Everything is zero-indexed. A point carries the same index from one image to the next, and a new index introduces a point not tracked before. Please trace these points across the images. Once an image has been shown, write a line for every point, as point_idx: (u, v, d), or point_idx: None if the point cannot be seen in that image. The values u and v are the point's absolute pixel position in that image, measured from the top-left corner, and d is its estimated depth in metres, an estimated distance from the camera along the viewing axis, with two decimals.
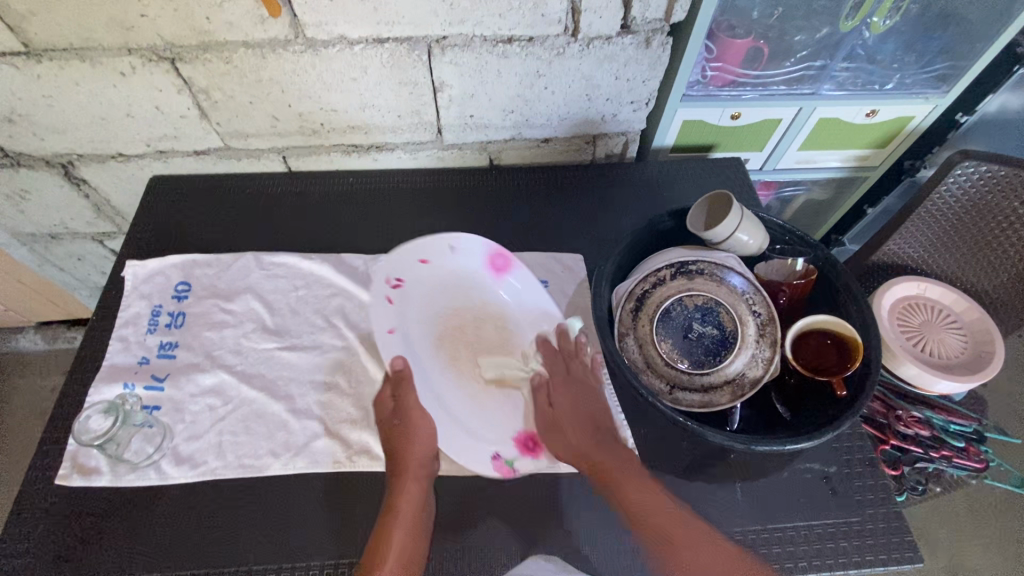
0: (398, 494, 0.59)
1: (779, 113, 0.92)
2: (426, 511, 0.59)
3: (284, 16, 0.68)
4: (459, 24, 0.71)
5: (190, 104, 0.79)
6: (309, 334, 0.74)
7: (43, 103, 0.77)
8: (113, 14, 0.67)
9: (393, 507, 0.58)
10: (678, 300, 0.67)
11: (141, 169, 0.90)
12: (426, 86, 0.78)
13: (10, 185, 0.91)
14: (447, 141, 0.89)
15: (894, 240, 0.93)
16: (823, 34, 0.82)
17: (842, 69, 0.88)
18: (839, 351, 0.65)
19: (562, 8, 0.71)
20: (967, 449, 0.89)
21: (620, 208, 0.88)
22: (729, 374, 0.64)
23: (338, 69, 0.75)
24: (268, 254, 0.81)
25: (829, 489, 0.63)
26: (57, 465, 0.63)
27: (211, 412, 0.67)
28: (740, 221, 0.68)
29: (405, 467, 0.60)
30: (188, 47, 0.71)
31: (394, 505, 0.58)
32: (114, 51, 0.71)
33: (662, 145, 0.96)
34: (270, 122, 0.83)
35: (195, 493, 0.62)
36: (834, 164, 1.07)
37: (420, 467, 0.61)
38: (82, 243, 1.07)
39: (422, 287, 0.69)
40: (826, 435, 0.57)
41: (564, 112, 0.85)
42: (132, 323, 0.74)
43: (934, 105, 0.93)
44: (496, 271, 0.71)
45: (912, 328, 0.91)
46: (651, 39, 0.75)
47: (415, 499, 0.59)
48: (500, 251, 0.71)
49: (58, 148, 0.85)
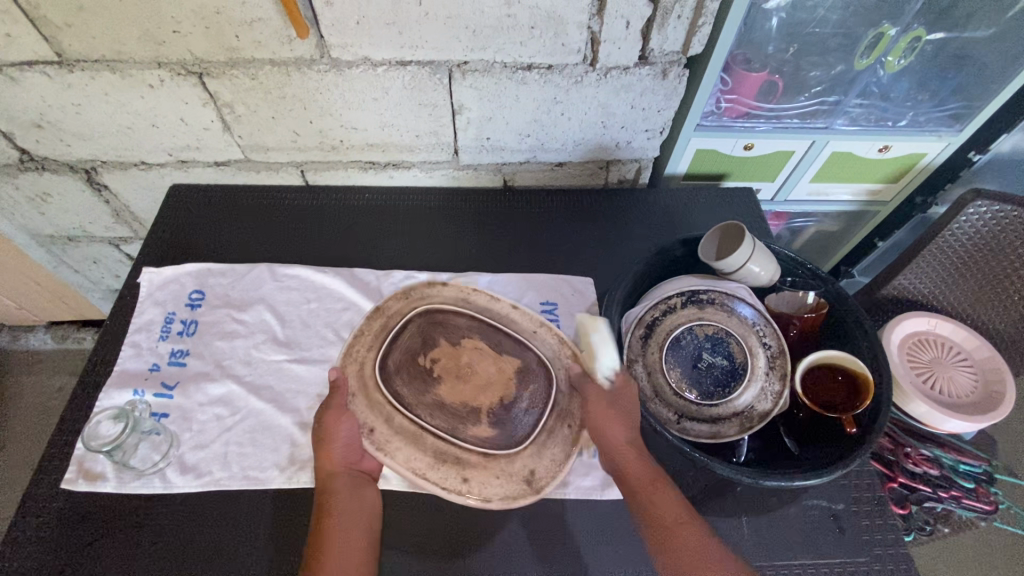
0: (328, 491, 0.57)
1: (791, 146, 0.92)
2: (363, 508, 0.57)
3: (312, 36, 0.70)
4: (480, 50, 0.73)
5: (214, 117, 0.81)
6: (318, 347, 0.74)
7: (72, 111, 0.79)
8: (146, 29, 0.69)
9: (324, 502, 0.57)
10: (689, 329, 0.67)
11: (162, 178, 0.92)
12: (445, 108, 0.80)
13: (33, 188, 0.93)
14: (463, 162, 0.90)
15: (905, 274, 0.93)
16: (838, 71, 0.84)
17: (855, 105, 0.89)
18: (848, 387, 0.65)
19: (582, 38, 0.72)
20: (977, 491, 0.87)
21: (631, 234, 0.88)
22: (737, 406, 0.63)
23: (360, 89, 0.77)
24: (283, 266, 0.82)
25: (837, 527, 0.63)
26: (63, 469, 0.64)
27: (219, 422, 0.67)
28: (752, 252, 0.68)
29: (327, 466, 0.58)
30: (216, 62, 0.73)
31: (329, 501, 0.57)
32: (145, 64, 0.73)
33: (675, 172, 0.96)
34: (291, 137, 0.84)
35: (198, 502, 0.62)
36: (845, 198, 1.08)
37: (334, 464, 0.58)
38: (98, 246, 1.08)
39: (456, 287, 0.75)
40: (836, 472, 0.57)
41: (579, 137, 0.86)
42: (145, 329, 0.75)
43: (948, 143, 0.94)
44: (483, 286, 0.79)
45: (922, 364, 0.90)
46: (668, 70, 0.77)
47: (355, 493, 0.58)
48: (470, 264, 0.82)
49: (83, 154, 0.87)
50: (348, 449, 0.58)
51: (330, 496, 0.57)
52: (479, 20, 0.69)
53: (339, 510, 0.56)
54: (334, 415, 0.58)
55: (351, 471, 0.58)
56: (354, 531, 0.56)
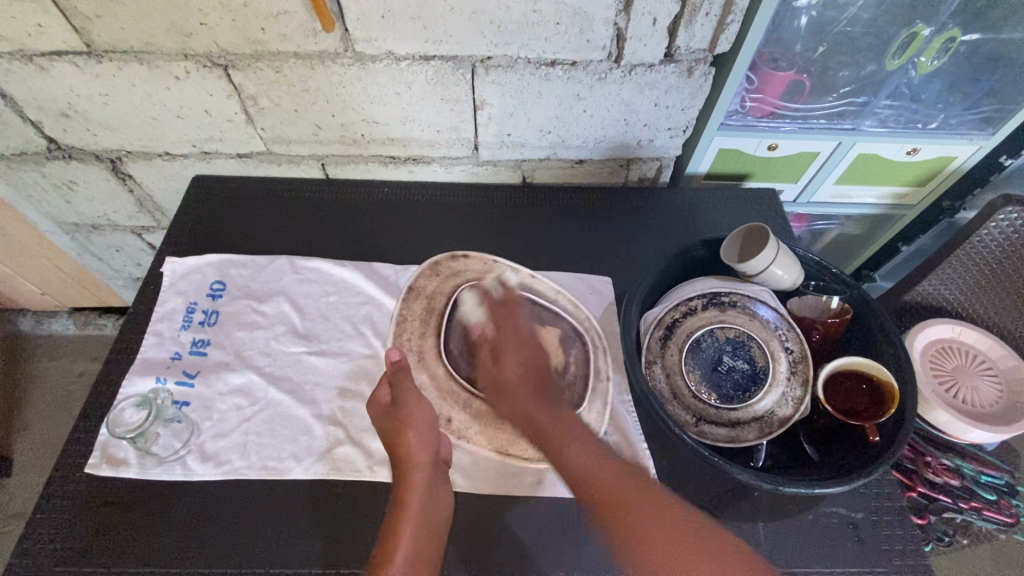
0: (407, 476, 0.60)
1: (817, 147, 0.91)
2: (439, 498, 0.60)
3: (337, 30, 0.70)
4: (504, 46, 0.72)
5: (238, 109, 0.81)
6: (337, 340, 0.75)
7: (99, 101, 0.80)
8: (174, 21, 0.70)
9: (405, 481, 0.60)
10: (709, 331, 0.66)
11: (185, 168, 0.93)
12: (467, 103, 0.79)
13: (59, 176, 0.94)
14: (483, 158, 0.90)
15: (930, 280, 0.91)
16: (868, 71, 0.82)
17: (885, 106, 0.87)
18: (871, 394, 0.63)
19: (608, 35, 0.71)
20: (999, 502, 0.86)
21: (651, 233, 0.87)
22: (757, 411, 0.63)
23: (383, 83, 0.77)
24: (303, 259, 0.82)
25: (856, 536, 0.62)
26: (87, 454, 0.65)
27: (238, 412, 0.68)
28: (776, 255, 0.67)
29: (404, 447, 0.61)
30: (241, 55, 0.74)
31: (409, 484, 0.59)
32: (172, 56, 0.74)
33: (696, 171, 0.94)
34: (312, 130, 0.85)
35: (216, 490, 0.63)
36: (869, 201, 1.06)
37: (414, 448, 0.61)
38: (121, 235, 1.10)
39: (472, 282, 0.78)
40: (857, 481, 0.56)
41: (601, 135, 0.85)
42: (167, 318, 0.76)
43: (979, 146, 0.92)
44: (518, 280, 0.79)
45: (945, 373, 0.88)
46: (694, 68, 0.76)
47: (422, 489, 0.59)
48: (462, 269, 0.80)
49: (108, 144, 0.88)
50: (422, 424, 0.63)
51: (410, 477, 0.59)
52: (504, 14, 0.69)
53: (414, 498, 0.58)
54: (404, 399, 0.65)
55: (433, 455, 0.62)
56: (428, 520, 0.58)
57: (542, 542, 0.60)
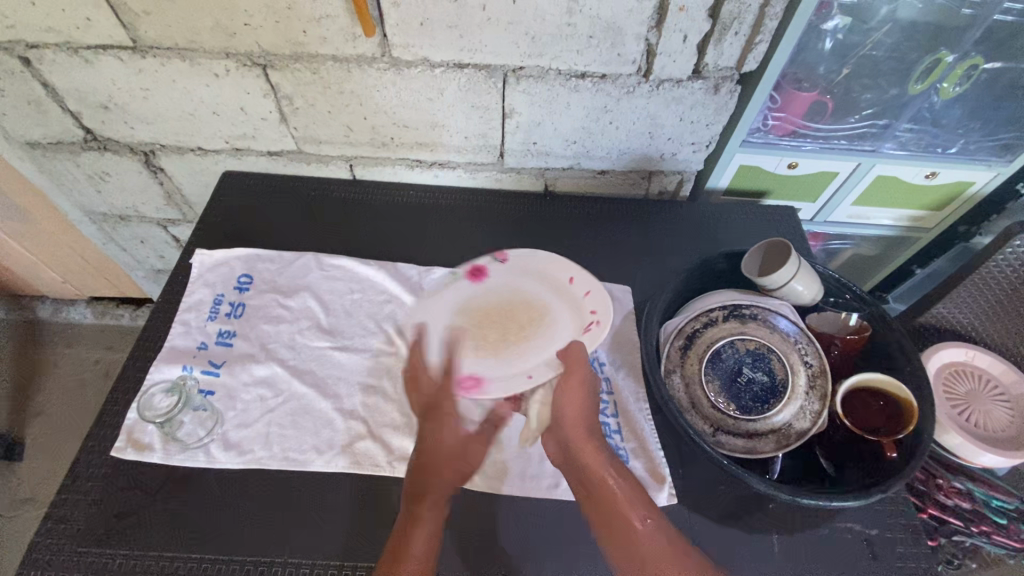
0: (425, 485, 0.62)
1: (837, 167, 0.92)
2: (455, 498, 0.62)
3: (376, 35, 0.73)
4: (537, 57, 0.74)
5: (273, 108, 0.83)
6: (360, 336, 0.76)
7: (140, 95, 0.82)
8: (219, 21, 0.72)
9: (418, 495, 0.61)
10: (730, 343, 0.67)
11: (216, 164, 0.95)
12: (496, 111, 0.81)
13: (92, 167, 0.96)
14: (507, 165, 0.91)
15: (945, 303, 0.92)
16: (890, 94, 0.84)
17: (905, 130, 0.89)
18: (888, 412, 0.64)
19: (639, 49, 0.73)
20: (1009, 528, 0.85)
21: (670, 245, 0.89)
22: (775, 424, 0.63)
23: (417, 89, 0.79)
24: (328, 256, 0.84)
25: (870, 553, 0.62)
26: (114, 437, 0.66)
27: (262, 403, 0.69)
28: (797, 270, 0.68)
29: (431, 460, 0.63)
30: (282, 56, 0.76)
31: (420, 497, 0.61)
32: (213, 54, 0.76)
33: (716, 186, 0.96)
34: (344, 132, 0.87)
35: (239, 478, 0.64)
36: (886, 222, 1.07)
37: (442, 457, 0.63)
38: (147, 227, 1.12)
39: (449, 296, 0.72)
40: (873, 496, 0.57)
41: (624, 146, 0.87)
42: (195, 309, 0.77)
43: (997, 173, 0.93)
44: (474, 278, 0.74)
45: (959, 396, 0.88)
46: (720, 85, 0.77)
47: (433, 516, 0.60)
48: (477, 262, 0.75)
49: (144, 137, 0.90)
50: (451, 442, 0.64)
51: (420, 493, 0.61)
52: (540, 27, 0.71)
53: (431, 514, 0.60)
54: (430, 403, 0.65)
55: (456, 471, 0.63)
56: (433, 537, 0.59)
57: (558, 542, 0.61)
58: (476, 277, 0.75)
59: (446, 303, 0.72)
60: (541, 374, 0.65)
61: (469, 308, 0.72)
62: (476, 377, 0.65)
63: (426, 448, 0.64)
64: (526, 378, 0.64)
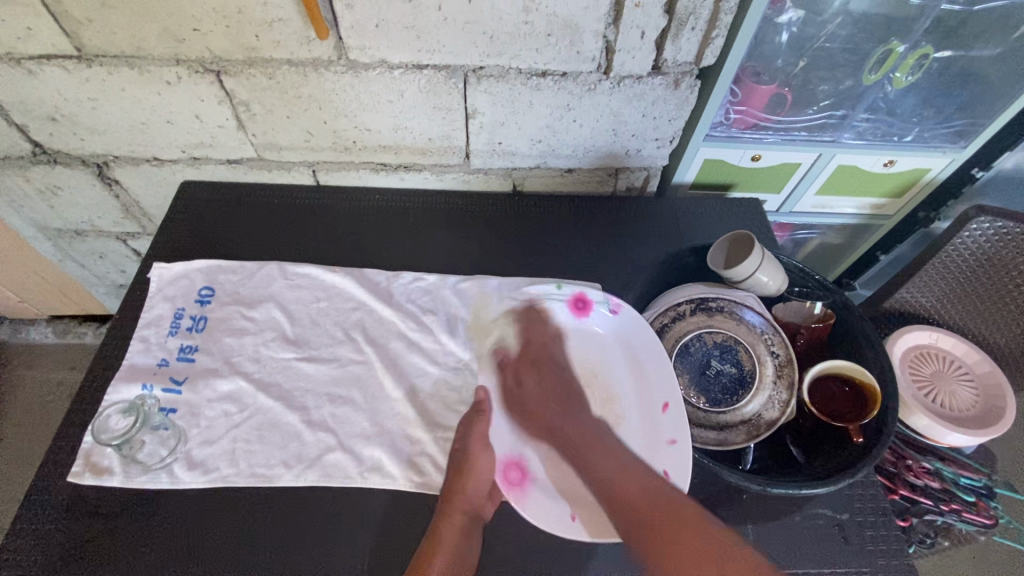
0: (441, 524, 0.58)
1: (798, 158, 0.94)
2: (470, 543, 0.58)
3: (331, 38, 0.71)
4: (496, 56, 0.74)
5: (229, 115, 0.81)
6: (327, 345, 0.74)
7: (88, 105, 0.79)
8: (167, 27, 0.70)
9: (435, 532, 0.58)
10: (698, 336, 0.68)
11: (174, 174, 0.92)
12: (459, 112, 0.80)
13: (43, 181, 0.93)
14: (474, 166, 0.91)
15: (908, 288, 0.94)
16: (846, 86, 0.85)
17: (863, 119, 0.90)
18: (855, 397, 0.65)
19: (598, 47, 0.73)
20: (978, 505, 0.87)
21: (639, 241, 0.89)
22: (744, 414, 0.64)
23: (376, 91, 0.77)
24: (293, 265, 0.82)
25: (842, 537, 0.63)
26: (71, 462, 0.64)
27: (227, 419, 0.67)
28: (761, 262, 0.69)
29: (455, 500, 0.59)
30: (235, 62, 0.74)
31: (436, 535, 0.57)
32: (163, 61, 0.74)
33: (682, 181, 0.96)
34: (304, 137, 0.85)
35: (204, 497, 0.62)
36: (849, 211, 1.09)
37: (466, 502, 0.59)
38: (105, 241, 1.08)
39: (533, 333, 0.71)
40: (841, 481, 0.58)
41: (589, 144, 0.87)
42: (154, 325, 0.75)
43: (952, 159, 0.95)
44: (578, 311, 0.72)
45: (924, 378, 0.91)
46: (680, 80, 0.78)
47: (457, 530, 0.58)
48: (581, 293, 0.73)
49: (95, 149, 0.87)
50: (481, 491, 0.60)
51: (437, 534, 0.57)
52: (497, 25, 0.70)
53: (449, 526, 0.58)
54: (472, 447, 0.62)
55: (471, 516, 0.59)
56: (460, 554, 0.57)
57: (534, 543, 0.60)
58: (580, 310, 0.72)
59: (532, 329, 0.71)
60: (582, 526, 0.58)
61: (552, 352, 0.69)
62: (522, 467, 0.62)
63: (455, 485, 0.60)
64: (567, 518, 0.58)
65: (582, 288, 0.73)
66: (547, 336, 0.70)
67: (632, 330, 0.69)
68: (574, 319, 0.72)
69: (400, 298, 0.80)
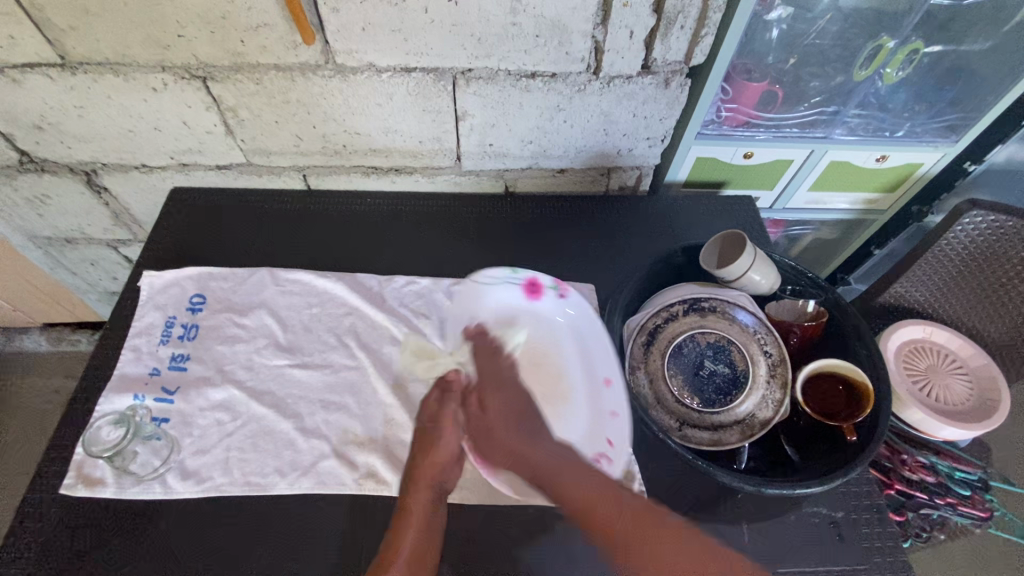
0: (407, 498, 0.60)
1: (790, 155, 0.93)
2: (437, 522, 0.59)
3: (317, 42, 0.71)
4: (485, 58, 0.73)
5: (217, 121, 0.80)
6: (320, 352, 0.74)
7: (74, 113, 0.79)
8: (151, 34, 0.69)
9: (405, 510, 0.59)
10: (691, 337, 0.67)
11: (163, 181, 0.91)
12: (449, 114, 0.80)
13: (31, 190, 0.92)
14: (465, 168, 0.90)
15: (902, 282, 0.93)
16: (837, 82, 0.85)
17: (854, 115, 0.90)
18: (848, 396, 0.65)
19: (586, 47, 0.73)
20: (973, 498, 0.87)
21: (632, 241, 0.89)
22: (739, 414, 0.64)
23: (364, 95, 0.77)
24: (284, 271, 0.81)
25: (837, 535, 0.63)
26: (63, 474, 0.63)
27: (220, 428, 0.67)
28: (754, 260, 0.69)
29: (422, 472, 0.61)
30: (221, 67, 0.73)
31: (407, 511, 0.59)
32: (148, 68, 0.73)
33: (675, 179, 0.96)
34: (293, 142, 0.84)
35: (198, 507, 0.62)
36: (842, 207, 1.09)
37: (432, 476, 0.61)
38: (96, 248, 1.08)
39: (482, 314, 0.74)
40: (836, 480, 0.57)
41: (581, 144, 0.86)
42: (145, 333, 0.74)
43: (944, 153, 0.95)
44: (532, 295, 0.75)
45: (918, 372, 0.91)
46: (671, 79, 0.77)
47: (425, 503, 0.60)
48: (535, 277, 0.75)
49: (83, 157, 0.86)
50: (444, 464, 0.62)
51: (408, 511, 0.59)
52: (485, 27, 0.70)
53: (415, 499, 0.60)
54: (439, 423, 0.64)
55: (438, 490, 0.61)
56: (427, 525, 0.59)
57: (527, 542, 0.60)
58: (532, 293, 0.75)
59: (488, 312, 0.74)
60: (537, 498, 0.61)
61: (506, 330, 0.72)
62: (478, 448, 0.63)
63: (418, 463, 0.62)
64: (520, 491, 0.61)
65: (536, 273, 0.76)
66: (495, 318, 0.73)
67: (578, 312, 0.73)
68: (528, 302, 0.74)
69: (393, 302, 0.79)
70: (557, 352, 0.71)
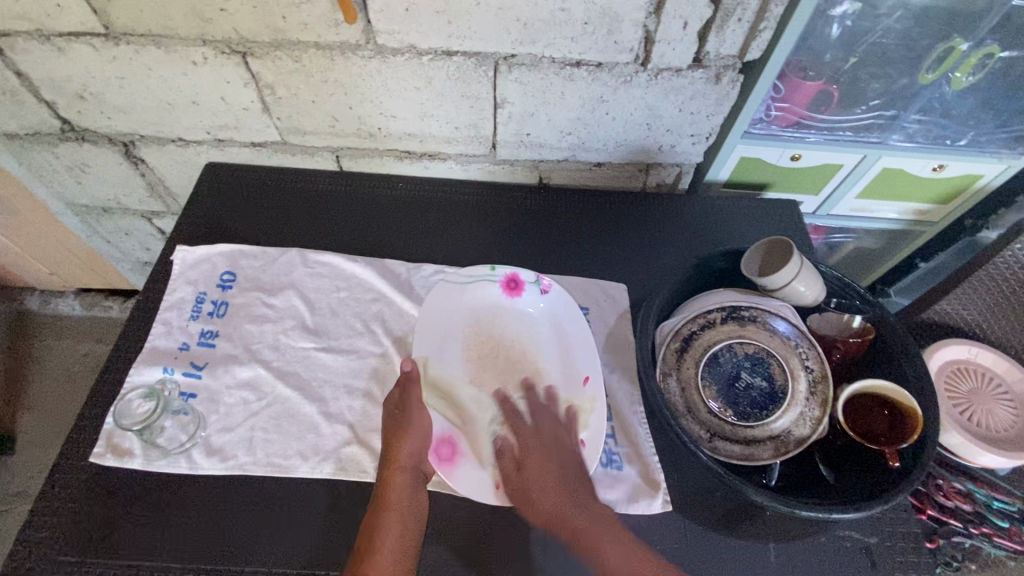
0: (386, 487, 0.59)
1: (841, 160, 0.89)
2: (417, 504, 0.59)
3: (359, 22, 0.69)
4: (529, 44, 0.71)
5: (255, 98, 0.80)
6: (346, 337, 0.74)
7: (115, 84, 0.79)
8: (194, 6, 0.68)
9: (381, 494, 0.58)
10: (728, 346, 0.65)
11: (198, 155, 0.91)
12: (487, 101, 0.78)
13: (71, 158, 0.93)
14: (500, 157, 0.88)
15: (952, 298, 0.90)
16: (900, 84, 0.80)
17: (914, 121, 0.85)
18: (891, 418, 0.62)
19: (636, 37, 0.70)
20: (1011, 531, 0.82)
21: (668, 241, 0.86)
22: (774, 430, 0.61)
23: (403, 77, 0.75)
24: (314, 252, 0.81)
25: (869, 561, 0.61)
26: (93, 442, 0.64)
27: (245, 407, 0.67)
28: (798, 271, 0.66)
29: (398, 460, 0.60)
30: (261, 43, 0.72)
31: (385, 502, 0.58)
32: (189, 41, 0.73)
33: (715, 179, 0.92)
34: (329, 122, 0.83)
35: (222, 483, 0.62)
36: (890, 216, 1.04)
37: (407, 463, 0.60)
38: (131, 219, 1.09)
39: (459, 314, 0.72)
40: (875, 508, 0.55)
41: (621, 137, 0.83)
42: (176, 308, 0.75)
43: (1008, 165, 0.90)
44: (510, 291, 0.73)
45: (959, 395, 0.86)
46: (722, 74, 0.74)
47: (404, 494, 0.59)
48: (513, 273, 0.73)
49: (122, 128, 0.87)
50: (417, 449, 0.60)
51: (385, 499, 0.58)
52: (532, 13, 0.67)
53: (396, 490, 0.59)
54: (410, 408, 0.62)
55: (414, 475, 0.60)
56: (408, 516, 0.58)
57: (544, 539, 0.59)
58: (512, 290, 0.73)
59: (467, 309, 0.72)
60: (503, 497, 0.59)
61: (483, 328, 0.71)
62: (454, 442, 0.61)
63: (392, 449, 0.61)
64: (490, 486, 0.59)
65: (515, 269, 0.74)
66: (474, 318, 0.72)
67: (563, 308, 0.71)
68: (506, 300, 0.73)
69: (421, 290, 0.78)
70: (537, 353, 0.70)
